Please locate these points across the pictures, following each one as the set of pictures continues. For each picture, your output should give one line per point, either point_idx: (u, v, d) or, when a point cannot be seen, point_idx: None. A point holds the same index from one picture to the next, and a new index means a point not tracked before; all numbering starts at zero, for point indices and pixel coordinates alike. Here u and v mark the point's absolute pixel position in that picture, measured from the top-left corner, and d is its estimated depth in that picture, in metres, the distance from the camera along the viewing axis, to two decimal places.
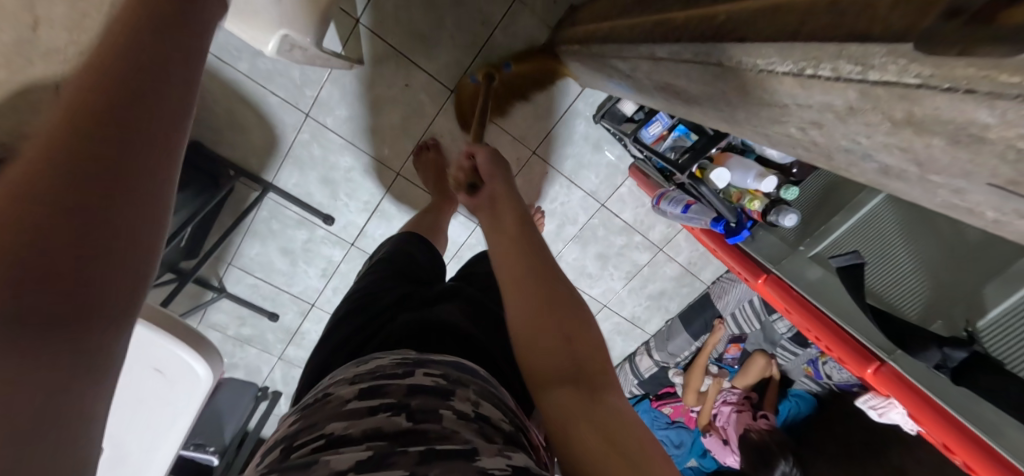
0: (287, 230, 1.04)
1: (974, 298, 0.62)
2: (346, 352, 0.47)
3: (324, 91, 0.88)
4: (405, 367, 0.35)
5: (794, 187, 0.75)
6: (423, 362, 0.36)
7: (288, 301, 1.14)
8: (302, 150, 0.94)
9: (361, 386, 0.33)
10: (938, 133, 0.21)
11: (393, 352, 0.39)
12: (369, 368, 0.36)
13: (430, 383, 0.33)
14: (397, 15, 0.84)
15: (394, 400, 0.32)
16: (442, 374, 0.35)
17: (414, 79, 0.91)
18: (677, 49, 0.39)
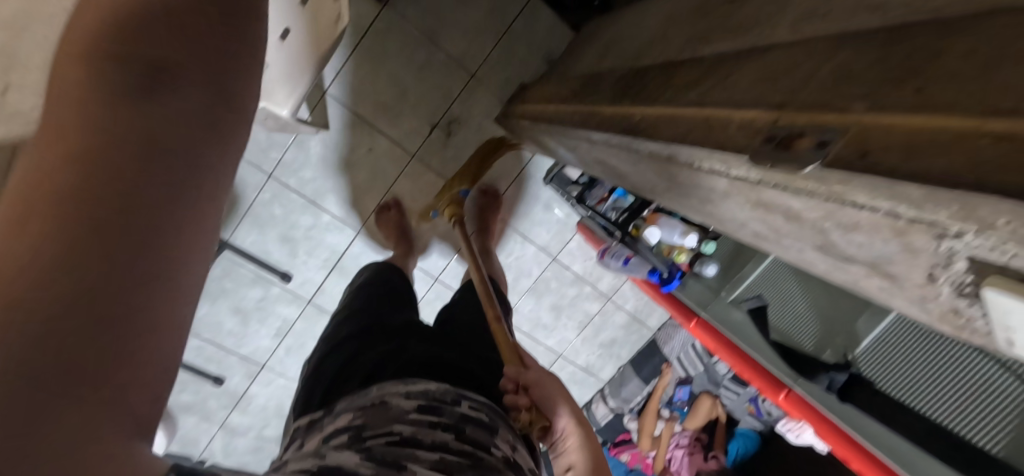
0: (240, 289, 1.03)
1: (851, 330, 0.73)
2: (358, 371, 0.53)
3: (289, 153, 0.93)
4: (452, 396, 0.47)
5: (711, 242, 0.90)
6: (464, 395, 0.48)
7: (235, 363, 1.10)
8: (262, 210, 0.96)
9: (419, 402, 0.44)
10: (778, 212, 0.29)
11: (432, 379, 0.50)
12: (419, 387, 0.48)
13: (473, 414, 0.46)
14: (363, 89, 0.92)
15: (450, 421, 0.43)
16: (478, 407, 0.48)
17: (377, 144, 0.97)
18: (606, 136, 0.49)
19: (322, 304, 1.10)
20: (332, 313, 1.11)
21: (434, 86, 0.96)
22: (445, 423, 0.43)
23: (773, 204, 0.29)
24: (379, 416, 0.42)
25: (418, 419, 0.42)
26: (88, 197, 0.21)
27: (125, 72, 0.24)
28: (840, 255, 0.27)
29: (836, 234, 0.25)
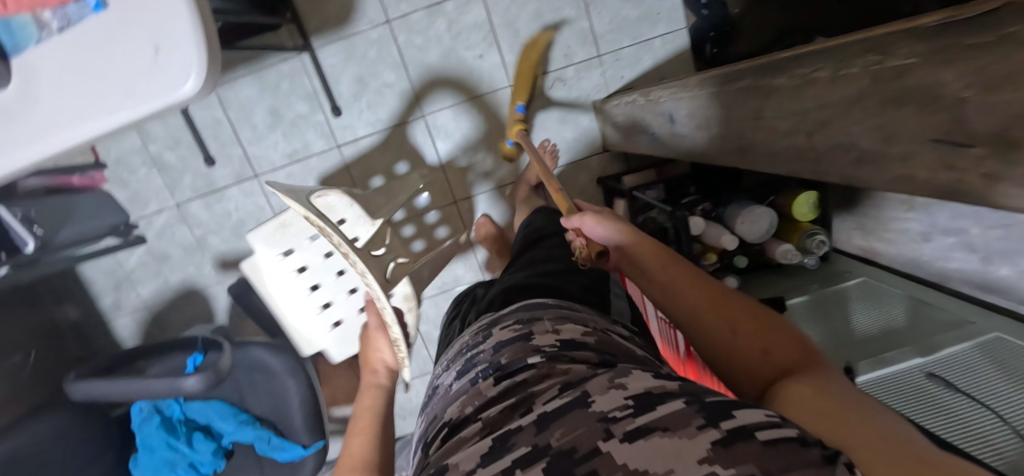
0: (293, 96, 1.04)
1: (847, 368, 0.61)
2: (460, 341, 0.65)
3: (415, 14, 1.01)
4: (483, 335, 0.57)
5: (744, 257, 0.80)
6: (497, 352, 0.49)
7: (235, 158, 1.07)
8: (362, 44, 1.02)
9: (459, 395, 0.46)
10: (912, 101, 0.32)
11: (475, 327, 0.63)
12: (461, 350, 0.58)
13: (510, 335, 0.52)
14: (507, 7, 1.01)
15: (485, 392, 0.43)
16: (514, 326, 0.54)
17: (487, 56, 1.04)
18: (733, 80, 0.53)
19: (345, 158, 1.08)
20: (348, 170, 1.08)
21: (563, 44, 1.04)
22: (487, 362, 0.48)
23: (912, 93, 0.32)
24: (443, 393, 0.51)
25: (469, 372, 0.49)
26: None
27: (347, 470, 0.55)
28: (963, 136, 0.29)
29: (974, 104, 0.28)
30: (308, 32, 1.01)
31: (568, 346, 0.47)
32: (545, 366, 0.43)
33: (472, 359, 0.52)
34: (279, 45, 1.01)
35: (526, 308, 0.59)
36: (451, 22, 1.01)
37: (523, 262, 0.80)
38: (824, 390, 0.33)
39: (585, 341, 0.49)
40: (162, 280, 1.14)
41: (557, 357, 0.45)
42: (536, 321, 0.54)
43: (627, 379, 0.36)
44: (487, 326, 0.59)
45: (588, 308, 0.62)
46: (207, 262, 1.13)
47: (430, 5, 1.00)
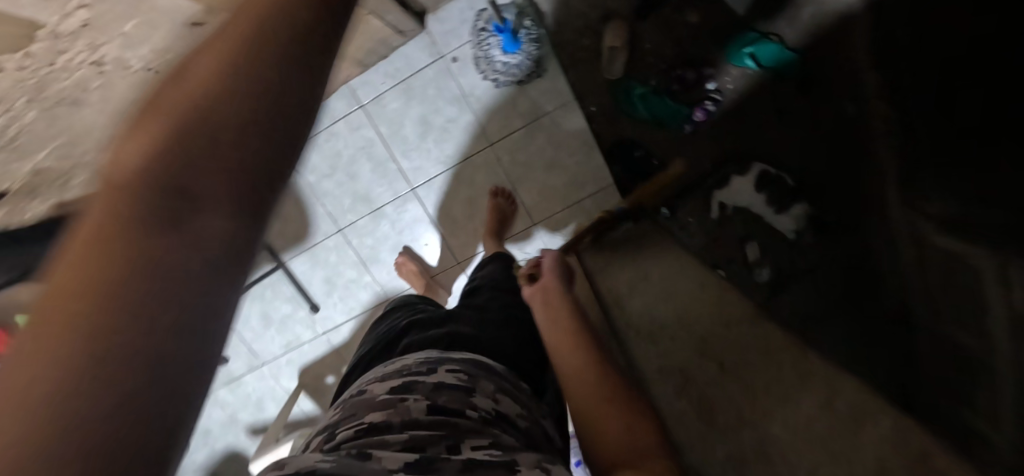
0: (277, 300, 1.20)
1: None
2: (371, 354, 0.70)
3: (361, 219, 1.12)
4: (428, 366, 0.58)
5: None
6: (440, 385, 0.53)
7: (243, 353, 1.25)
8: (323, 251, 1.15)
9: (401, 397, 0.51)
10: None
11: (418, 355, 0.62)
12: (399, 367, 0.58)
13: (455, 380, 0.55)
14: (442, 199, 1.10)
15: (416, 415, 0.48)
16: (460, 372, 0.57)
17: (433, 242, 1.13)
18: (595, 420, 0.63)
19: (329, 340, 1.22)
20: (337, 351, 1.22)
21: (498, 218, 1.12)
22: (424, 393, 0.52)
23: None
24: (367, 398, 0.53)
25: (405, 393, 0.52)
26: (173, 210, 0.22)
27: (150, 206, 0.21)
28: None
29: None
30: (276, 250, 1.15)
31: (501, 417, 0.53)
32: (476, 422, 0.49)
33: (407, 383, 0.54)
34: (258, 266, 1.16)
35: (475, 360, 0.62)
36: (393, 221, 1.12)
37: (485, 313, 0.77)
38: (604, 410, 0.50)
39: (517, 419, 0.55)
40: (208, 450, 1.34)
41: (494, 423, 0.51)
42: (483, 377, 0.58)
43: (549, 465, 0.46)
44: (434, 359, 0.59)
45: (526, 387, 0.65)
46: (240, 430, 1.31)
47: (372, 211, 1.11)
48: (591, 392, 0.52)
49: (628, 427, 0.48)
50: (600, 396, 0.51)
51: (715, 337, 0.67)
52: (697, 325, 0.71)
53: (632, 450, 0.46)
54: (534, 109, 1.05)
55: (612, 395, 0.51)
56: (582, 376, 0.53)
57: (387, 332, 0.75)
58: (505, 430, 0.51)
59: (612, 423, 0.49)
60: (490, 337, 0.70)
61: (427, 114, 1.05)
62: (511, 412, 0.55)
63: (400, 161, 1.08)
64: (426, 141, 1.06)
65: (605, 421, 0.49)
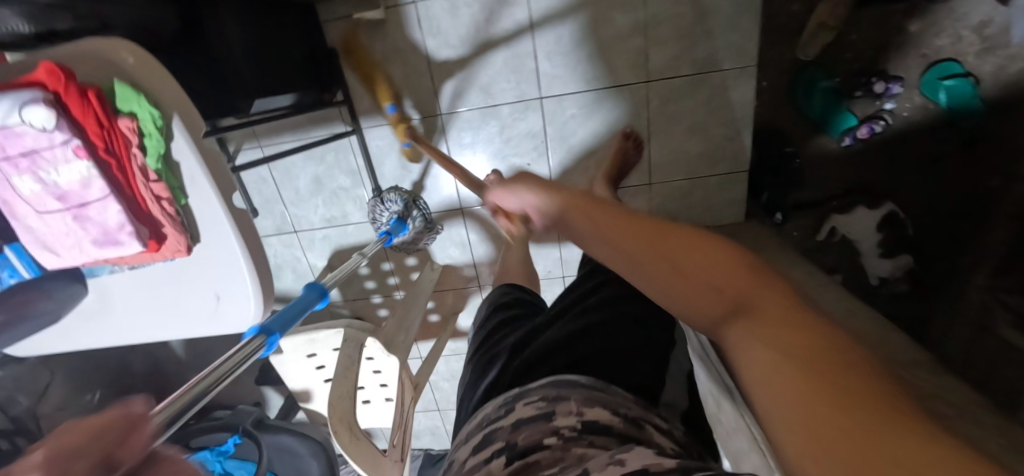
0: (336, 169, 1.03)
1: None
2: (471, 382, 0.67)
3: (468, 112, 0.96)
4: (504, 408, 0.51)
5: None
6: (517, 426, 0.46)
7: (277, 213, 1.09)
8: (412, 132, 0.99)
9: (480, 457, 0.45)
10: None
11: (496, 393, 0.57)
12: (478, 421, 0.52)
13: (531, 412, 0.48)
14: (566, 122, 0.97)
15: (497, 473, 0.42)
16: (536, 401, 0.50)
17: (536, 165, 1.01)
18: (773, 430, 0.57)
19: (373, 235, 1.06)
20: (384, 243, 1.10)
21: None
22: (503, 440, 0.45)
23: None
24: (453, 469, 0.48)
25: (484, 449, 0.46)
26: None
27: None
28: None
29: None
30: (357, 112, 0.98)
31: (590, 430, 0.45)
32: (558, 448, 0.42)
33: (486, 436, 0.48)
34: (329, 123, 0.99)
35: (549, 377, 0.54)
36: (504, 127, 0.97)
37: (582, 319, 0.67)
38: (640, 249, 0.32)
39: (610, 425, 0.46)
40: None
41: (574, 438, 0.43)
42: (562, 395, 0.50)
43: (625, 456, 0.38)
44: (511, 396, 0.53)
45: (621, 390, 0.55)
46: None
47: (486, 107, 0.96)
48: (721, 320, 0.26)
49: (830, 354, 0.21)
50: (761, 307, 0.24)
51: (882, 370, 0.63)
52: (857, 352, 0.66)
53: (728, 298, 0.26)
54: (711, 60, 0.91)
55: (743, 310, 0.25)
56: (612, 242, 0.35)
57: (476, 354, 0.72)
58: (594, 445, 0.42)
59: (700, 288, 0.27)
60: (589, 343, 0.60)
61: (594, 21, 0.88)
62: (599, 419, 0.46)
63: (539, 62, 0.92)
64: (578, 50, 0.91)
65: (761, 339, 0.23)
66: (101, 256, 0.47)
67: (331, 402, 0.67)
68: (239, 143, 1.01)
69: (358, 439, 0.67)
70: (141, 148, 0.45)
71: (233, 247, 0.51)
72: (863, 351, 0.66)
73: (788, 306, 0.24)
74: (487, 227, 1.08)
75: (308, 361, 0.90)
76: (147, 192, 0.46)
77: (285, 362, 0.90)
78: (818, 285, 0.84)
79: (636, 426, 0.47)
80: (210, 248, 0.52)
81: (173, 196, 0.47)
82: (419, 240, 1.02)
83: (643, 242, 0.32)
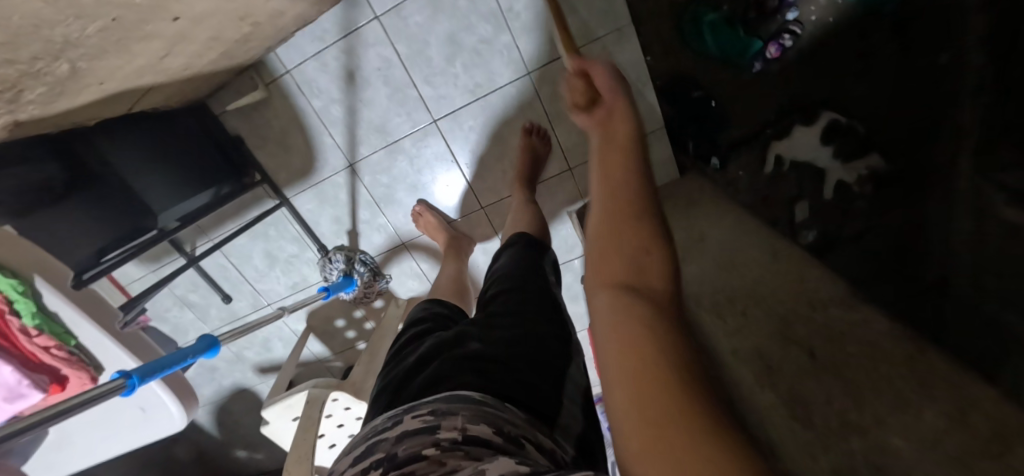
0: (281, 240, 1.10)
1: None
2: (383, 390, 0.69)
3: (375, 155, 0.99)
4: (393, 420, 0.56)
5: None
6: (401, 437, 0.51)
7: (247, 292, 1.17)
8: (332, 188, 1.03)
9: (362, 466, 0.49)
10: None
11: (394, 408, 0.60)
12: (371, 431, 0.57)
13: (417, 426, 0.52)
14: (468, 134, 0.97)
15: None
16: (424, 416, 0.53)
17: (455, 183, 1.02)
18: None
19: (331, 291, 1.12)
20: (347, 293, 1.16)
21: None
22: (384, 452, 0.50)
23: None
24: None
25: (366, 459, 0.50)
26: None
27: None
28: None
29: None
30: (279, 185, 1.04)
31: (468, 442, 0.49)
32: (433, 460, 0.46)
33: (372, 447, 0.52)
34: (259, 201, 1.05)
35: (446, 394, 0.57)
36: (412, 158, 1.00)
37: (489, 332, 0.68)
38: (620, 239, 0.36)
39: (490, 441, 0.49)
40: (217, 385, 1.31)
41: (448, 450, 0.47)
42: (449, 412, 0.53)
43: (488, 465, 0.43)
44: (402, 411, 0.57)
45: (515, 406, 0.58)
46: (247, 369, 1.27)
47: (388, 145, 0.98)
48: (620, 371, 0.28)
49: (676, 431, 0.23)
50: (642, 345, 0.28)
51: (798, 318, 0.59)
52: (774, 303, 0.62)
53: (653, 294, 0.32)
54: None
55: (638, 362, 0.27)
56: (605, 209, 0.38)
57: (396, 358, 0.74)
58: (466, 457, 0.46)
59: (652, 289, 0.33)
60: (491, 355, 0.64)
61: (457, 31, 0.88)
62: (480, 435, 0.50)
63: (421, 88, 0.93)
64: (452, 65, 0.91)
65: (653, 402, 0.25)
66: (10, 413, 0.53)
67: (288, 469, 0.74)
68: (192, 241, 1.10)
69: None
70: (14, 312, 0.51)
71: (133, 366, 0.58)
72: (781, 297, 0.63)
73: (670, 363, 0.27)
74: (433, 253, 1.10)
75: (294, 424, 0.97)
76: (33, 346, 0.52)
77: (275, 429, 0.97)
78: (746, 231, 0.79)
79: (514, 443, 0.51)
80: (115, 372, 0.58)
81: (61, 341, 0.54)
82: (372, 287, 1.11)
83: (608, 220, 0.37)
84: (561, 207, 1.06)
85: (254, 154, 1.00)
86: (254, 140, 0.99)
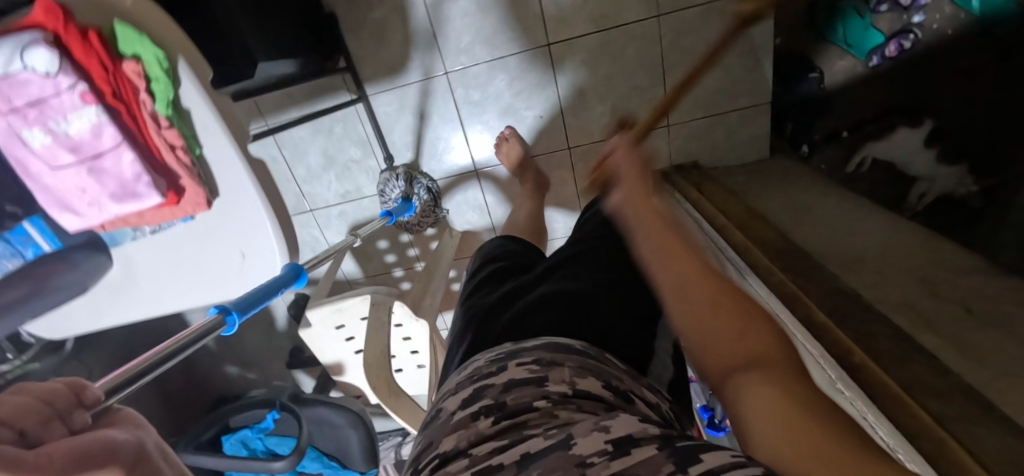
0: (345, 141, 1.01)
1: None
2: (472, 324, 0.61)
3: (475, 67, 0.94)
4: (492, 364, 0.47)
5: None
6: (509, 386, 0.42)
7: (291, 192, 1.08)
8: (417, 94, 0.97)
9: (471, 410, 0.42)
10: None
11: (489, 350, 0.50)
12: (467, 374, 0.48)
13: (522, 374, 0.43)
14: (577, 66, 0.93)
15: (484, 431, 0.39)
16: (531, 365, 0.45)
17: (548, 115, 0.98)
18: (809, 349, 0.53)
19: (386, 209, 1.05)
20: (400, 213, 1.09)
21: (630, 107, 0.97)
22: (492, 399, 0.41)
23: None
24: (439, 420, 0.44)
25: (469, 407, 0.42)
26: None
27: None
28: None
29: None
30: (361, 79, 0.96)
31: (582, 394, 0.41)
32: (549, 412, 0.39)
33: (477, 389, 0.44)
34: (334, 91, 0.97)
35: (547, 341, 0.48)
36: (512, 79, 0.95)
37: (564, 277, 0.62)
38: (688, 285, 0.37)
39: (605, 394, 0.42)
40: None
41: (562, 403, 0.40)
42: (557, 364, 0.45)
43: (611, 420, 0.36)
44: (504, 351, 0.48)
45: (616, 361, 0.50)
46: None
47: (492, 60, 0.93)
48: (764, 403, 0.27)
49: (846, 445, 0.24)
50: (700, 304, 0.35)
51: (942, 280, 0.58)
52: (912, 266, 0.62)
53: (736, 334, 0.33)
54: None
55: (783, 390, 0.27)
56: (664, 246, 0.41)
57: (479, 295, 0.67)
58: (584, 412, 0.40)
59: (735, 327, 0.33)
60: (578, 299, 0.57)
61: None
62: (593, 390, 0.42)
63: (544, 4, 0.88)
64: None
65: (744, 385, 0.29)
66: (121, 210, 0.45)
67: (365, 362, 0.67)
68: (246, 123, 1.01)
69: (394, 396, 0.67)
70: (149, 94, 0.43)
71: (253, 199, 0.49)
72: (919, 263, 0.62)
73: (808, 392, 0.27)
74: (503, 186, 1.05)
75: (337, 332, 0.89)
76: (160, 140, 0.44)
77: (316, 335, 0.89)
78: (855, 209, 0.79)
79: (626, 399, 0.44)
80: (227, 204, 0.49)
81: (188, 146, 0.45)
82: (430, 215, 1.05)
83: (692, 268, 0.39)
84: None
85: (344, 38, 0.92)
86: (348, 23, 0.91)
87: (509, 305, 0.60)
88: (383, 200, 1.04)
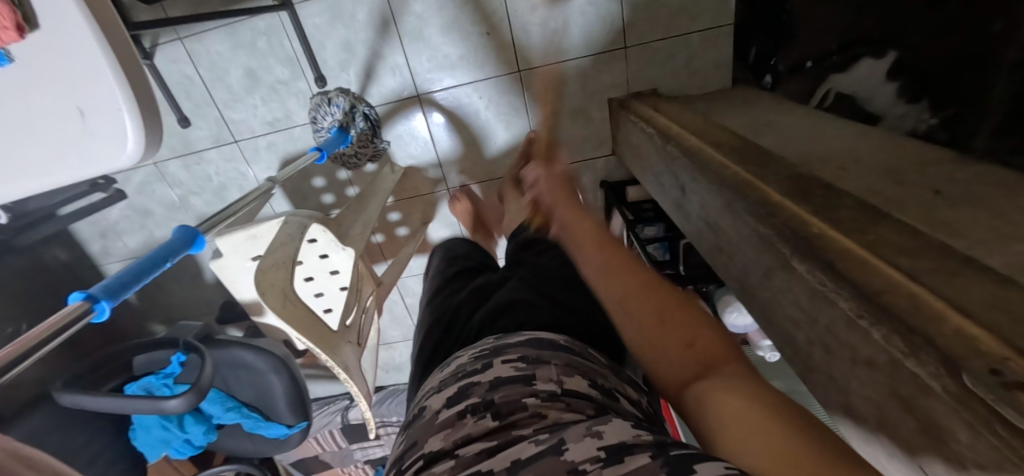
0: (271, 58, 0.91)
1: None
2: (440, 327, 0.58)
3: None
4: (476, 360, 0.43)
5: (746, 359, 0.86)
6: (496, 384, 0.39)
7: (211, 119, 0.97)
8: (350, 2, 0.86)
9: (460, 408, 0.38)
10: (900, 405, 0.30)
11: (472, 348, 0.47)
12: (452, 371, 0.44)
13: (508, 372, 0.40)
14: None
15: (472, 432, 0.35)
16: (515, 362, 0.41)
17: (496, 32, 0.90)
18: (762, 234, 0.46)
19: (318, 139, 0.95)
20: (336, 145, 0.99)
21: (586, 25, 0.89)
22: (479, 398, 0.38)
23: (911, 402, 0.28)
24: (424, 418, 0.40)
25: (453, 406, 0.38)
26: None
27: None
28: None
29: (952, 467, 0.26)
30: None
31: (573, 393, 0.38)
32: (538, 411, 0.35)
33: (462, 386, 0.40)
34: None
35: (531, 337, 0.46)
36: None
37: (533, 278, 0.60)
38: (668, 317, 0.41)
39: (596, 395, 0.38)
40: (148, 233, 1.11)
41: (551, 402, 0.36)
42: (543, 361, 0.41)
43: (605, 427, 0.32)
44: (488, 347, 0.45)
45: (600, 356, 0.48)
46: (191, 220, 1.08)
47: None
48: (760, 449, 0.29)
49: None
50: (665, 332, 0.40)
51: (908, 170, 0.52)
52: (875, 160, 0.56)
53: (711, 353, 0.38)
54: None
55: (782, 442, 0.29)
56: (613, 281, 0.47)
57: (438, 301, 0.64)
58: (575, 411, 0.36)
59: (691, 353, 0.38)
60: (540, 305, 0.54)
61: None
62: (582, 390, 0.38)
63: None
64: None
65: (716, 394, 0.34)
66: None
67: None
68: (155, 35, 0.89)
69: None
70: None
71: (81, 27, 0.40)
72: (882, 157, 0.57)
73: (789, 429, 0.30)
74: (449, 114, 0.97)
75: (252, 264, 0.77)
76: None
77: (227, 266, 0.77)
78: (817, 122, 0.74)
79: (612, 397, 0.40)
80: (51, 37, 0.40)
81: None
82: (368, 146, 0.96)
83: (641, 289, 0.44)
84: (603, 92, 0.96)
85: None
86: None
87: (483, 304, 0.57)
88: (316, 128, 0.94)
